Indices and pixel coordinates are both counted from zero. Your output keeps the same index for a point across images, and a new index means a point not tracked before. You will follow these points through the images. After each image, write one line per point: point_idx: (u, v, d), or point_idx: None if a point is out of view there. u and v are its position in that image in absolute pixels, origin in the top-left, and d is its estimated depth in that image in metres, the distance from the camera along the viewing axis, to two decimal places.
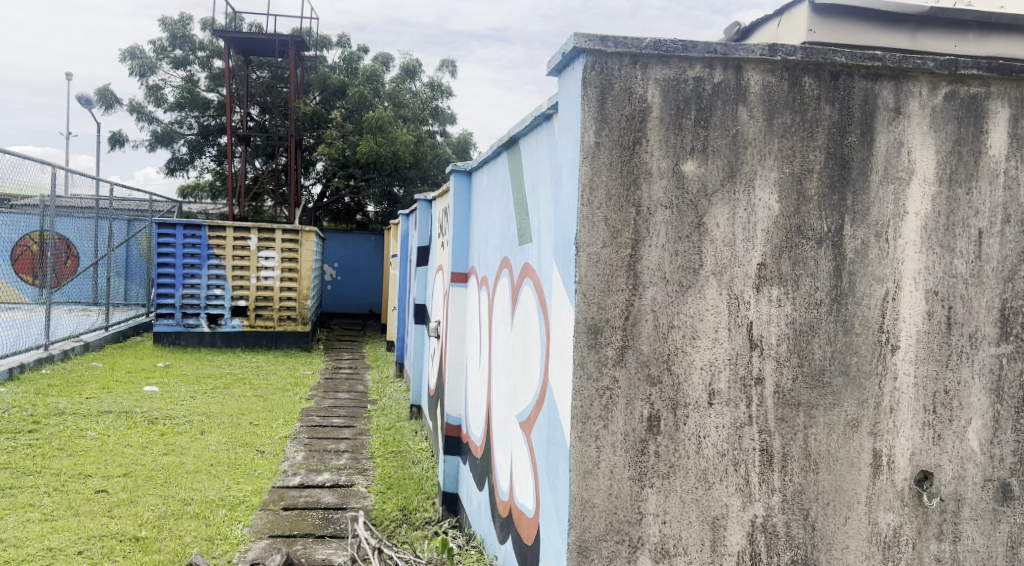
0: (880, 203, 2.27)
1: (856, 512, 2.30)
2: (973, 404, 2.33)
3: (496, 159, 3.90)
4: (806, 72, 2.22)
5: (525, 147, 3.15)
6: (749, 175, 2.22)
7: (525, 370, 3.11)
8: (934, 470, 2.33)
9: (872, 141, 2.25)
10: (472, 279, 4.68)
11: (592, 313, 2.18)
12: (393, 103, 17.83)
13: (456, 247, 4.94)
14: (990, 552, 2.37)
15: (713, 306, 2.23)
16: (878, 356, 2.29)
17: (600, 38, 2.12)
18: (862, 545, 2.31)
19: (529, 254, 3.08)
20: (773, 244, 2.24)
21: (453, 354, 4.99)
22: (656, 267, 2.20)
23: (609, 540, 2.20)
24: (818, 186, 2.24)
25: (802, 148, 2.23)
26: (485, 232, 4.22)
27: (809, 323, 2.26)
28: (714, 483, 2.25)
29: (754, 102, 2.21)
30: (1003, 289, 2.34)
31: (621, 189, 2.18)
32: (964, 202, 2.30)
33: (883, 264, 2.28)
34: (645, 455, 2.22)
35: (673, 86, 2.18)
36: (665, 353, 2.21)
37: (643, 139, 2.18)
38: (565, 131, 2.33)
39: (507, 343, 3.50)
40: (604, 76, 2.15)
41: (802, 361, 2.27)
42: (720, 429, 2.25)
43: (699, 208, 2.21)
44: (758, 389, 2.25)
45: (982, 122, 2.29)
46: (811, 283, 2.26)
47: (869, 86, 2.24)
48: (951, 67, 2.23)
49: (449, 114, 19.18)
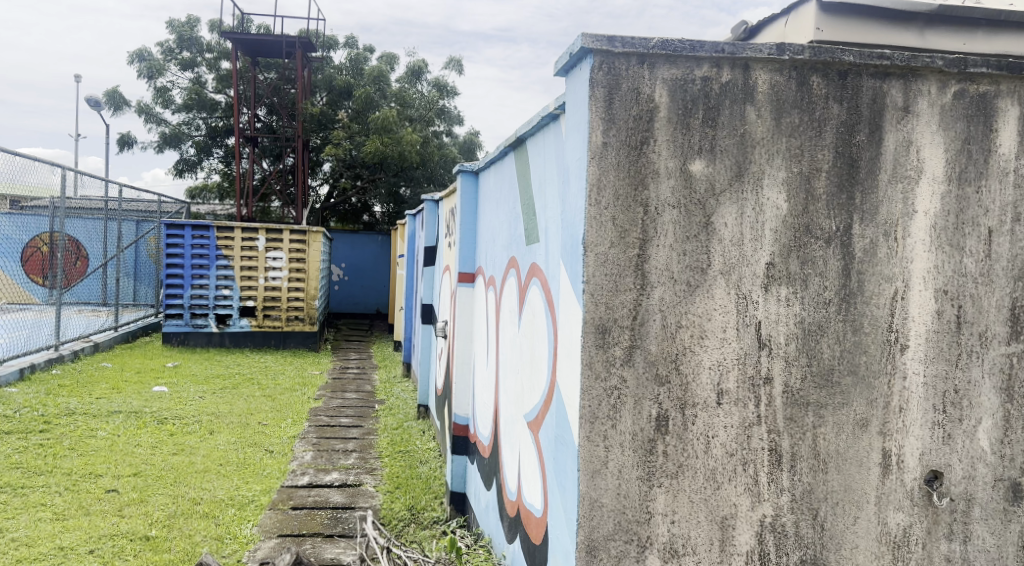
0: (888, 203, 2.26)
1: (865, 512, 2.29)
2: (983, 403, 2.32)
3: (502, 160, 3.91)
4: (814, 72, 2.21)
5: (532, 147, 3.15)
6: (757, 174, 2.22)
7: (533, 370, 3.11)
8: (944, 469, 2.32)
9: (880, 140, 2.25)
10: (480, 279, 4.69)
11: (600, 313, 2.18)
12: (400, 103, 17.87)
13: (463, 247, 4.94)
14: (1001, 552, 2.35)
15: (721, 306, 2.23)
16: (887, 356, 2.28)
17: (607, 38, 2.12)
18: (871, 545, 2.30)
19: (536, 254, 3.09)
20: (782, 243, 2.24)
21: (461, 353, 4.99)
22: (664, 267, 2.20)
23: (618, 540, 2.20)
24: (826, 185, 2.24)
25: (810, 147, 2.23)
26: (493, 233, 4.23)
27: (817, 323, 2.25)
28: (722, 483, 2.25)
29: (762, 102, 2.20)
30: (1014, 288, 2.33)
31: (629, 188, 2.18)
32: (974, 201, 2.29)
33: (892, 263, 2.27)
34: (653, 455, 2.22)
35: (681, 86, 2.18)
36: (673, 353, 2.21)
37: (650, 139, 2.18)
38: (572, 132, 2.33)
39: (515, 343, 3.50)
40: (611, 76, 2.15)
41: (811, 360, 2.26)
42: (728, 429, 2.24)
43: (707, 207, 2.21)
44: (767, 389, 2.25)
45: (992, 120, 2.28)
46: (819, 283, 2.25)
47: (877, 85, 2.23)
48: (960, 65, 2.22)
49: (455, 114, 19.21)
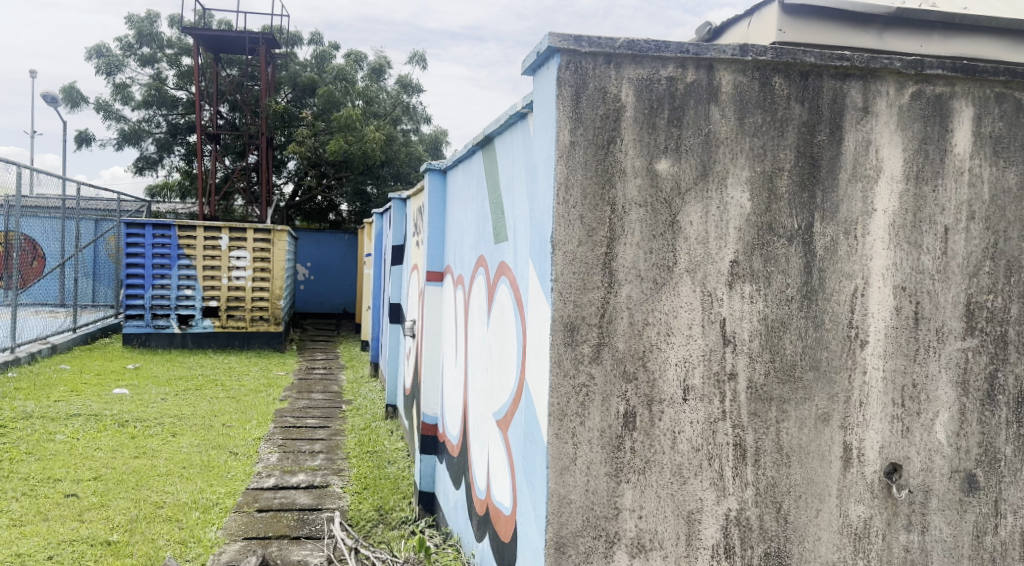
0: (848, 201, 2.30)
1: (827, 504, 2.34)
2: (940, 397, 2.38)
3: (470, 158, 3.91)
4: (776, 73, 2.25)
5: (501, 146, 3.16)
6: (721, 173, 2.25)
7: (501, 368, 3.11)
8: (903, 462, 2.38)
9: (840, 140, 2.29)
10: (448, 279, 4.67)
11: (569, 311, 2.20)
12: (364, 101, 17.75)
13: (431, 246, 4.91)
14: (957, 541, 2.42)
15: (687, 304, 2.25)
16: (848, 351, 2.33)
17: (574, 38, 2.13)
18: (833, 537, 2.35)
19: (504, 253, 3.09)
20: (745, 241, 2.27)
21: (429, 352, 4.96)
22: (631, 265, 2.22)
23: (586, 536, 2.22)
24: (788, 184, 2.28)
25: (772, 147, 2.26)
26: (461, 232, 4.22)
27: (779, 320, 2.29)
28: (689, 477, 2.27)
29: (726, 102, 2.23)
30: (969, 284, 2.39)
31: (596, 187, 2.19)
32: (930, 200, 2.35)
33: (852, 260, 2.31)
34: (622, 451, 2.23)
35: (647, 86, 2.20)
36: (641, 350, 2.23)
37: (617, 138, 2.20)
38: (540, 130, 2.34)
39: (484, 342, 3.50)
40: (578, 76, 2.17)
41: (774, 356, 2.30)
42: (694, 424, 2.27)
43: (673, 206, 2.23)
44: (732, 385, 2.28)
45: (947, 121, 2.33)
46: (782, 280, 2.29)
47: (837, 86, 2.28)
48: (916, 67, 2.27)
49: (422, 112, 19.13)
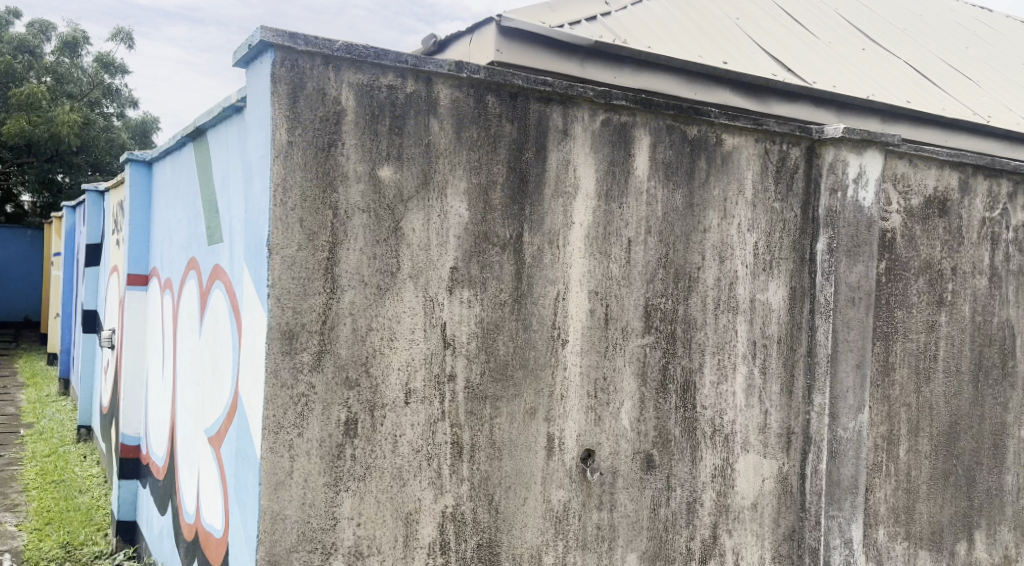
0: (551, 214, 2.52)
1: (532, 492, 2.53)
2: (625, 388, 2.70)
3: (180, 153, 3.64)
4: (489, 91, 2.40)
5: (214, 141, 2.99)
6: (439, 183, 2.34)
7: (214, 380, 2.93)
8: (596, 448, 2.65)
9: (545, 158, 2.50)
10: (154, 283, 4.28)
11: (288, 318, 2.14)
12: (54, 78, 15.60)
13: (134, 248, 4.47)
14: (639, 515, 2.75)
15: (408, 309, 2.31)
16: (551, 350, 2.54)
17: (288, 35, 2.07)
18: (538, 522, 2.55)
19: (218, 256, 2.92)
20: (463, 249, 2.38)
21: (130, 364, 4.51)
22: (353, 270, 2.22)
23: (303, 549, 2.17)
24: (500, 196, 2.43)
25: (486, 160, 2.40)
26: (169, 233, 3.90)
27: (493, 322, 2.44)
28: (408, 479, 2.32)
29: (444, 116, 2.33)
30: (648, 289, 2.74)
31: (317, 191, 2.17)
32: (617, 215, 2.65)
33: (554, 268, 2.54)
34: (341, 458, 2.22)
35: (367, 92, 2.22)
36: (363, 356, 2.24)
37: (338, 142, 2.19)
38: (254, 127, 2.25)
39: (195, 353, 3.27)
40: (295, 75, 2.12)
41: (488, 356, 2.44)
42: (414, 426, 2.33)
43: (395, 213, 2.28)
44: (450, 385, 2.38)
45: (631, 147, 2.66)
46: (495, 285, 2.44)
47: (542, 109, 2.49)
48: (606, 97, 2.56)
49: (127, 95, 17.28)
